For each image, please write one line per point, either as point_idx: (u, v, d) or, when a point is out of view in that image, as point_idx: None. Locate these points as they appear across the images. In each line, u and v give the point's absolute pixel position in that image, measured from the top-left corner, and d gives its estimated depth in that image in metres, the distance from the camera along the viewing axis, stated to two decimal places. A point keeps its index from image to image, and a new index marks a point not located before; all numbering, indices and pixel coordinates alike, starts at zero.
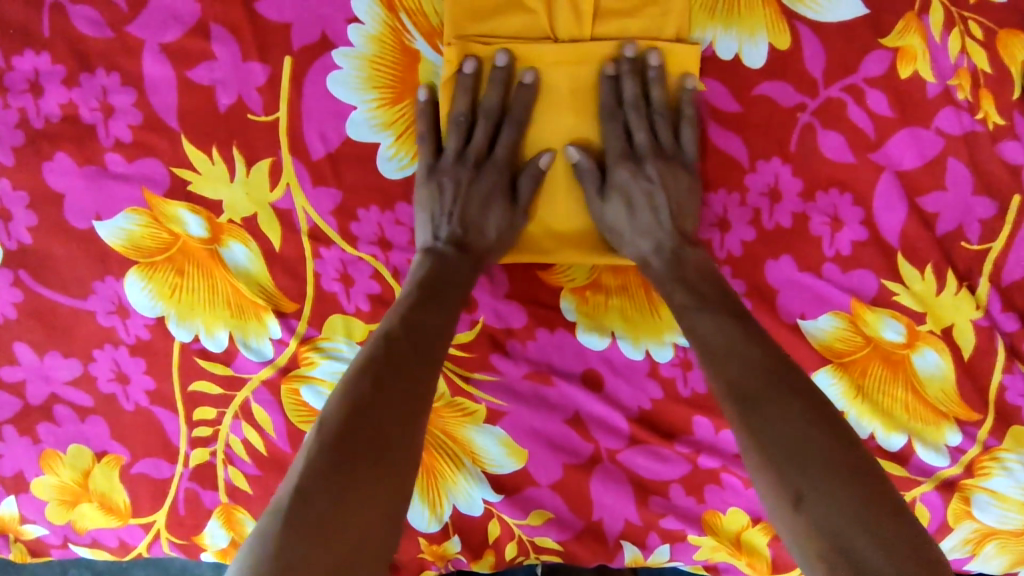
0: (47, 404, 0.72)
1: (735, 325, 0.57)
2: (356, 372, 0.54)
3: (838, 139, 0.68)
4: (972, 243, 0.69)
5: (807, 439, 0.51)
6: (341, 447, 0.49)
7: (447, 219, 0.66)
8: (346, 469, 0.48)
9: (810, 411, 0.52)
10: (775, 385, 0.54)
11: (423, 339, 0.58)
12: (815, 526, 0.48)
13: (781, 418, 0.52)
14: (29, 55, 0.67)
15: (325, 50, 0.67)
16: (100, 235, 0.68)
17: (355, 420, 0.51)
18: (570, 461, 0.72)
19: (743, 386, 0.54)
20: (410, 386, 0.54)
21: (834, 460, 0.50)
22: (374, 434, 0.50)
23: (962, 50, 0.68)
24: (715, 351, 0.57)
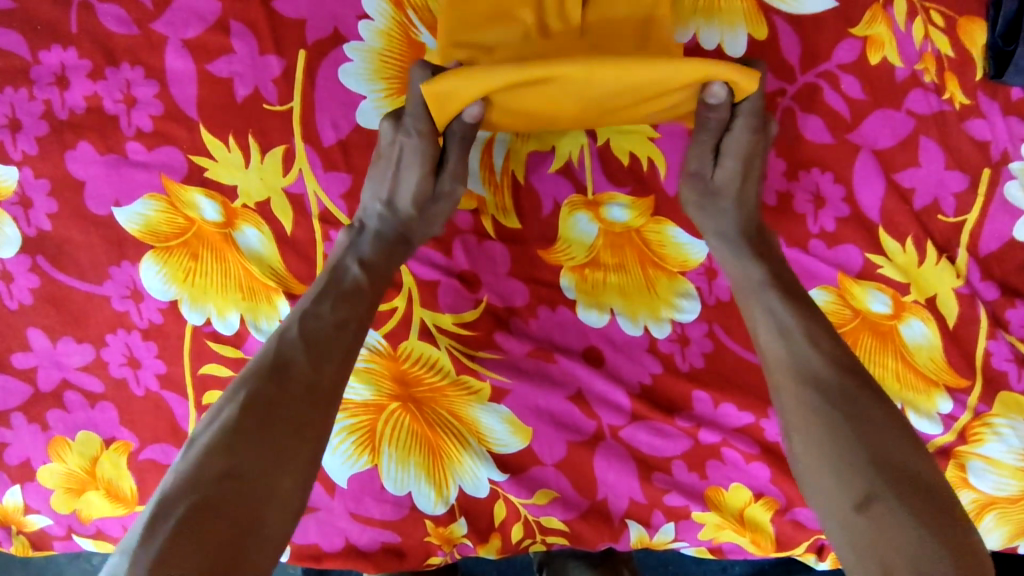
0: (58, 390, 0.73)
1: (826, 331, 0.60)
2: (243, 399, 0.55)
3: (817, 122, 0.73)
4: (948, 216, 0.73)
5: (882, 439, 0.54)
6: (222, 477, 0.50)
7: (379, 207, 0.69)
8: (222, 492, 0.49)
9: (897, 420, 0.55)
10: (862, 393, 0.56)
11: (319, 344, 0.59)
12: (881, 526, 0.50)
13: (867, 424, 0.55)
14: (56, 50, 0.71)
15: (337, 44, 0.71)
16: (119, 221, 0.71)
17: (234, 444, 0.52)
18: (574, 438, 0.74)
19: (825, 384, 0.57)
20: (301, 398, 0.56)
21: (907, 470, 0.52)
22: (258, 458, 0.52)
23: (925, 37, 0.75)
24: (796, 340, 0.60)
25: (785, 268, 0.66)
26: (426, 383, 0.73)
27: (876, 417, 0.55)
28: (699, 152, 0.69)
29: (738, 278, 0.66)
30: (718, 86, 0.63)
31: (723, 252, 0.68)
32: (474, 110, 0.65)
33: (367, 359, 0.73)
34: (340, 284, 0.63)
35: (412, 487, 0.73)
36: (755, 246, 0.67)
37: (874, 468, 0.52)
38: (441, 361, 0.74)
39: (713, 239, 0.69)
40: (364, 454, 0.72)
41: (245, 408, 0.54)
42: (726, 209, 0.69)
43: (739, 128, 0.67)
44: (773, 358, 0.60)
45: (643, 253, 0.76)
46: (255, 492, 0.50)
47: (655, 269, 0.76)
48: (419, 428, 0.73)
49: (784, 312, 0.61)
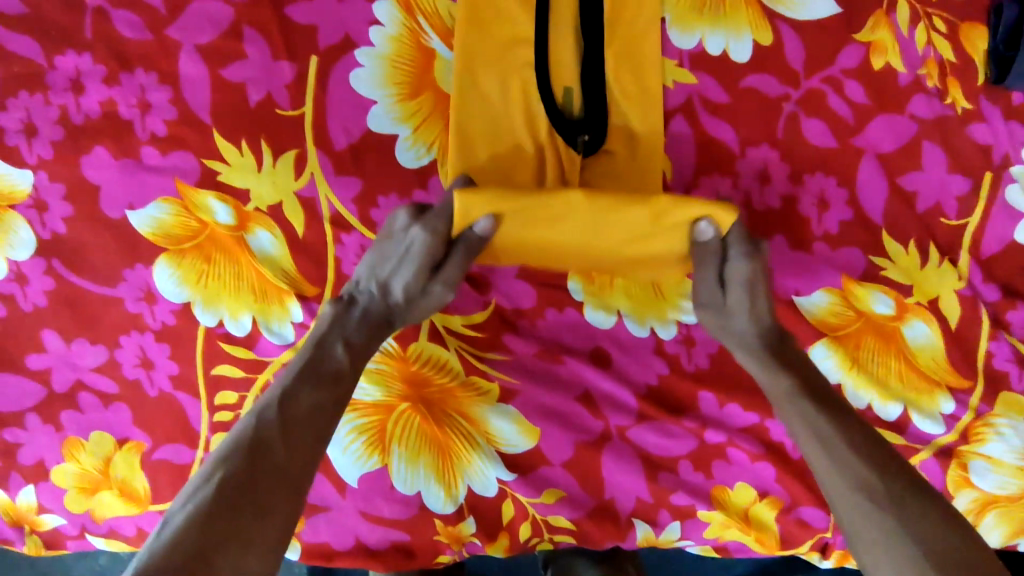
0: (72, 391, 0.74)
1: (863, 433, 0.60)
2: (223, 475, 0.52)
3: (821, 126, 0.74)
4: (951, 219, 0.74)
5: (926, 532, 0.54)
6: (198, 555, 0.48)
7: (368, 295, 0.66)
8: (195, 572, 0.47)
9: (942, 517, 0.55)
10: (909, 496, 0.56)
11: (297, 423, 0.57)
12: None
13: (916, 522, 0.55)
14: (71, 56, 0.72)
15: (349, 49, 0.72)
16: (133, 224, 0.72)
17: (215, 522, 0.49)
18: (582, 438, 0.75)
19: (872, 489, 0.57)
20: (276, 483, 0.53)
21: (951, 557, 0.52)
22: (227, 537, 0.49)
23: (928, 42, 0.76)
24: (837, 444, 0.60)
25: (817, 376, 0.66)
26: (435, 384, 0.74)
27: (926, 516, 0.55)
28: (705, 272, 0.67)
29: (769, 389, 0.65)
30: (708, 224, 0.62)
31: (753, 366, 0.67)
32: (485, 225, 0.62)
33: (377, 360, 0.74)
34: (324, 372, 0.61)
35: (422, 488, 0.74)
36: (777, 358, 0.66)
37: (929, 562, 0.52)
38: (451, 361, 0.75)
39: (739, 350, 0.68)
40: (375, 455, 0.73)
41: (228, 483, 0.52)
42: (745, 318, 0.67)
43: (736, 258, 0.65)
44: (815, 460, 0.61)
45: None
46: (226, 575, 0.48)
47: None
48: (428, 429, 0.73)
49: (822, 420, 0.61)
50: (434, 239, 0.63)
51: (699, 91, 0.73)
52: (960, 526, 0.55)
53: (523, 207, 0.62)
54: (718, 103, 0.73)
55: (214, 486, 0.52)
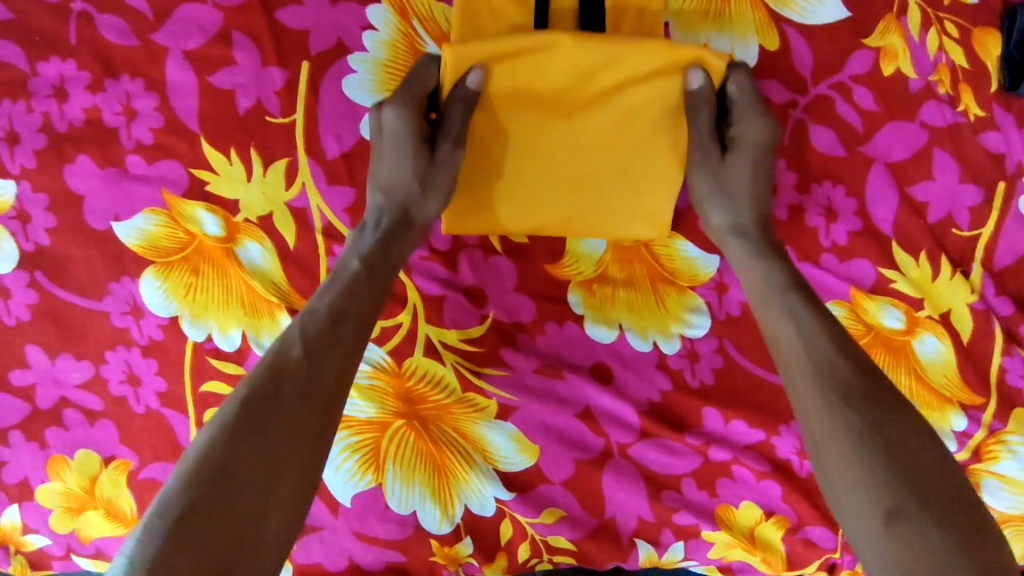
0: (57, 408, 0.71)
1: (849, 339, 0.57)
2: (244, 395, 0.52)
3: (829, 134, 0.71)
4: (963, 230, 0.72)
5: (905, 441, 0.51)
6: (225, 476, 0.47)
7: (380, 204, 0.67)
8: (223, 494, 0.46)
9: (924, 429, 0.52)
10: (888, 400, 0.53)
11: (321, 346, 0.56)
12: (910, 535, 0.47)
13: (895, 428, 0.51)
14: (55, 62, 0.70)
15: (341, 55, 0.70)
16: (118, 236, 0.70)
17: (239, 442, 0.49)
18: (582, 456, 0.72)
19: (850, 392, 0.54)
20: (301, 402, 0.53)
21: (929, 474, 0.49)
22: (253, 458, 0.49)
23: (940, 46, 0.73)
24: (819, 346, 0.57)
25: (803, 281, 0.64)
26: (431, 400, 0.72)
27: (904, 422, 0.52)
28: (709, 150, 0.68)
29: (756, 279, 0.64)
30: (701, 75, 0.64)
31: (740, 253, 0.67)
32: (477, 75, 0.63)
33: (371, 376, 0.72)
34: (345, 279, 0.61)
35: (417, 506, 0.72)
36: (767, 244, 0.66)
37: (898, 471, 0.49)
38: (447, 378, 0.72)
39: (732, 236, 0.68)
40: (369, 473, 0.71)
41: (249, 403, 0.51)
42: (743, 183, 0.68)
43: (750, 120, 0.68)
44: (792, 368, 0.57)
45: (652, 268, 0.74)
46: (257, 498, 0.48)
47: (664, 283, 0.74)
48: (424, 446, 0.71)
49: (807, 318, 0.59)
50: (409, 108, 0.66)
51: None
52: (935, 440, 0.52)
53: (513, 51, 0.63)
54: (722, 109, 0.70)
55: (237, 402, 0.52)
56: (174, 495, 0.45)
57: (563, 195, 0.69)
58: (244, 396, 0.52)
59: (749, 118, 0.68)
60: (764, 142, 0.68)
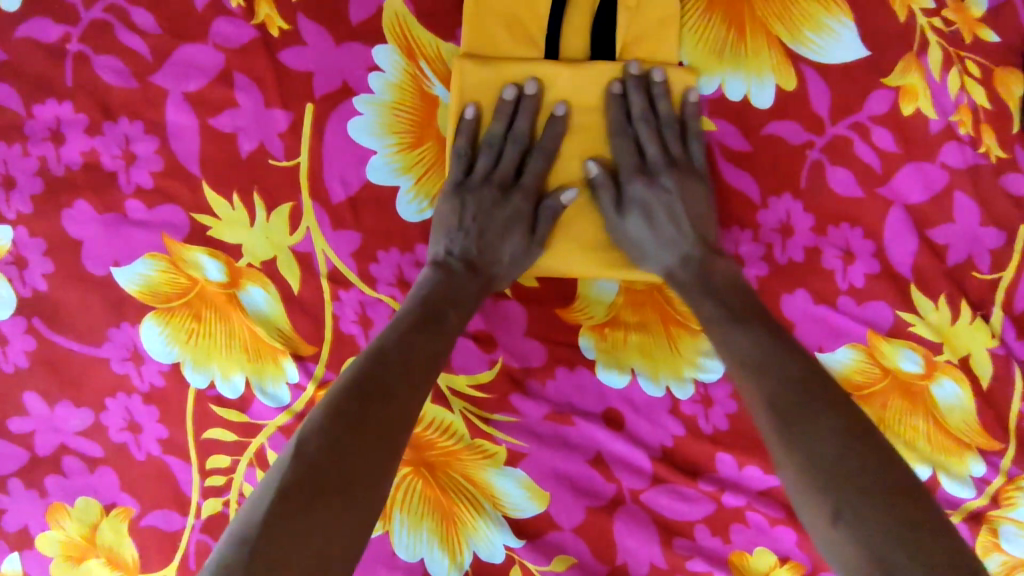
0: (56, 455, 0.70)
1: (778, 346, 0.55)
2: (338, 390, 0.51)
3: (847, 175, 0.70)
4: (983, 273, 0.70)
5: (836, 440, 0.49)
6: (342, 476, 0.47)
7: (463, 236, 0.65)
8: (331, 498, 0.46)
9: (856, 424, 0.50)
10: (811, 404, 0.52)
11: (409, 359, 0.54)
12: (855, 541, 0.46)
13: (823, 430, 0.50)
14: (51, 104, 0.68)
15: (346, 97, 0.68)
16: (118, 281, 0.68)
17: (347, 437, 0.48)
18: (593, 502, 0.71)
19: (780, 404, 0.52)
20: (393, 407, 0.51)
21: (865, 469, 0.48)
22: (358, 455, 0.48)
23: (961, 87, 0.70)
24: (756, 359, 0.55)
25: (748, 293, 0.61)
26: (439, 447, 0.71)
27: (837, 423, 0.50)
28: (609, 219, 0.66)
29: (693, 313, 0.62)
30: (595, 162, 0.67)
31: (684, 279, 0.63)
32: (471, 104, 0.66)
33: None
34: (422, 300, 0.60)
35: (424, 553, 0.70)
36: (704, 285, 0.62)
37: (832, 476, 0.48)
38: (455, 425, 0.71)
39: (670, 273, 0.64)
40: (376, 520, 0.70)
41: (345, 396, 0.50)
42: (671, 235, 0.65)
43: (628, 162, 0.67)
44: (742, 390, 0.55)
45: (665, 311, 0.73)
46: (363, 494, 0.47)
47: (677, 327, 0.73)
48: (431, 493, 0.70)
49: (742, 341, 0.57)
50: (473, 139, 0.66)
51: (717, 139, 0.70)
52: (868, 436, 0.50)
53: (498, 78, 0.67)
54: (737, 151, 0.70)
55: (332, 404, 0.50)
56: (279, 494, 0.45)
57: (581, 226, 0.68)
58: (336, 392, 0.51)
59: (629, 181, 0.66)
60: (640, 201, 0.66)
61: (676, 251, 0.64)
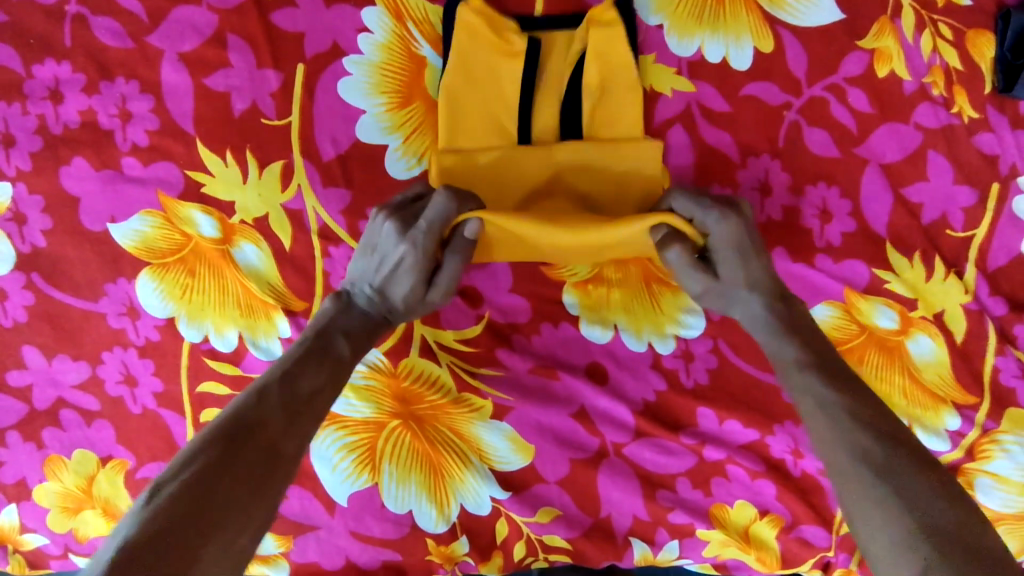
0: (54, 408, 0.72)
1: (867, 403, 0.54)
2: (209, 436, 0.48)
3: (824, 136, 0.71)
4: (957, 231, 0.72)
5: (923, 499, 0.47)
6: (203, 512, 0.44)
7: (349, 338, 0.60)
8: (202, 527, 0.43)
9: (941, 487, 0.48)
10: (896, 461, 0.50)
11: (301, 404, 0.54)
12: None
13: (909, 486, 0.48)
14: (50, 63, 0.70)
15: (337, 57, 0.69)
16: (114, 237, 0.70)
17: (225, 463, 0.47)
18: (577, 455, 0.73)
19: (870, 454, 0.50)
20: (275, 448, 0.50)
21: (948, 530, 0.45)
22: (224, 506, 0.45)
23: (934, 49, 0.72)
24: (840, 420, 0.53)
25: (828, 345, 0.60)
26: (426, 401, 0.72)
27: (928, 494, 0.47)
28: (693, 279, 0.63)
29: (773, 355, 0.59)
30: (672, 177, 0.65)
31: (761, 322, 0.61)
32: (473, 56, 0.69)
33: (367, 377, 0.72)
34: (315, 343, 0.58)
35: (413, 506, 0.72)
36: (791, 324, 0.60)
37: (925, 537, 0.45)
38: (442, 378, 0.73)
39: (752, 296, 0.62)
40: (365, 472, 0.72)
41: (218, 450, 0.48)
42: (759, 276, 0.62)
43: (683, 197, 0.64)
44: (819, 436, 0.54)
45: (648, 268, 0.74)
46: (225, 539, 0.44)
47: (658, 283, 0.74)
48: (419, 447, 0.72)
49: (820, 386, 0.55)
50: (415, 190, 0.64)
51: (698, 100, 0.71)
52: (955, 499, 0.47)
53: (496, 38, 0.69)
54: (717, 112, 0.71)
55: (215, 429, 0.49)
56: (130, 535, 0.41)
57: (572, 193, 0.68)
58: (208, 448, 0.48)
59: (712, 224, 0.61)
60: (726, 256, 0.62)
61: (784, 317, 0.61)
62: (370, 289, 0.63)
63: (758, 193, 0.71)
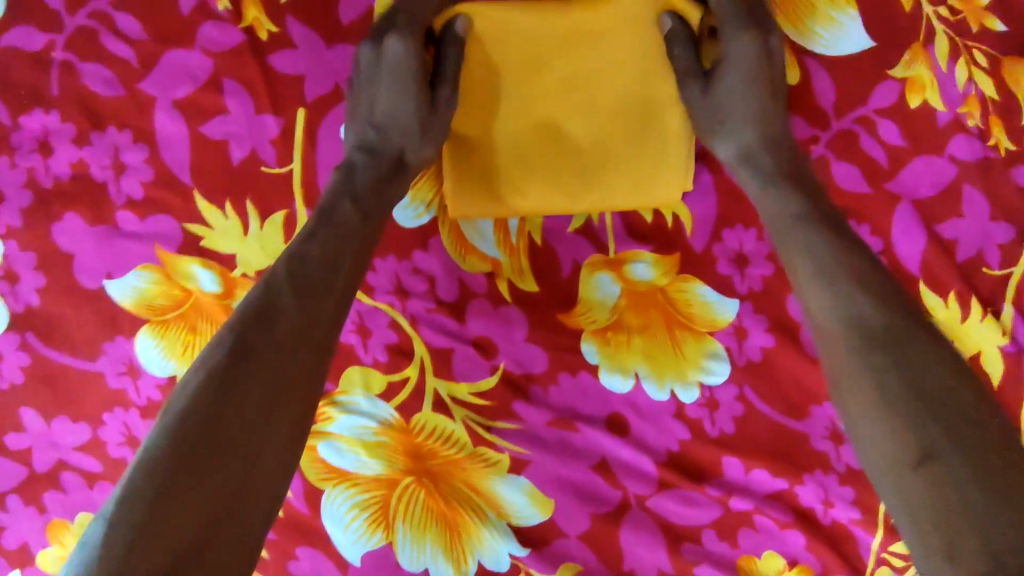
0: (55, 471, 0.69)
1: (865, 267, 0.53)
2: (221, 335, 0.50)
3: (851, 170, 0.67)
4: (993, 269, 0.67)
5: (922, 365, 0.48)
6: (204, 438, 0.45)
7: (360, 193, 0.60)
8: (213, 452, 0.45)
9: (949, 361, 0.48)
10: (898, 330, 0.49)
11: (310, 284, 0.53)
12: (932, 485, 0.44)
13: (908, 352, 0.48)
14: (38, 114, 0.66)
15: (337, 100, 0.66)
16: (112, 295, 0.67)
17: (229, 377, 0.47)
18: (599, 509, 0.70)
19: (870, 327, 0.50)
20: (291, 335, 0.51)
21: (942, 403, 0.46)
22: (236, 407, 0.47)
23: (969, 78, 0.68)
24: (836, 288, 0.52)
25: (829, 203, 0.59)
26: (441, 456, 0.69)
27: (921, 374, 0.47)
28: (687, 84, 0.66)
29: (771, 211, 0.59)
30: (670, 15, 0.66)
31: (751, 183, 0.62)
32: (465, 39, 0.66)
33: (378, 433, 0.69)
34: (331, 218, 0.57)
35: (428, 564, 0.69)
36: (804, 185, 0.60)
37: (931, 419, 0.45)
38: (456, 433, 0.69)
39: (742, 164, 0.63)
40: (378, 531, 0.69)
41: (206, 386, 0.47)
42: (754, 110, 0.64)
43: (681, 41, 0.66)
44: (811, 295, 0.54)
45: (670, 312, 0.70)
46: (241, 448, 0.46)
47: (681, 328, 0.70)
48: (435, 503, 0.69)
49: (821, 243, 0.55)
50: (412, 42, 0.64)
51: None
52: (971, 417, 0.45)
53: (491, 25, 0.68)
54: None
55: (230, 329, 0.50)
56: (127, 497, 0.41)
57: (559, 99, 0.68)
58: (201, 381, 0.47)
59: (727, 33, 0.64)
60: (740, 64, 0.64)
61: (789, 174, 0.60)
62: (391, 109, 0.64)
63: None
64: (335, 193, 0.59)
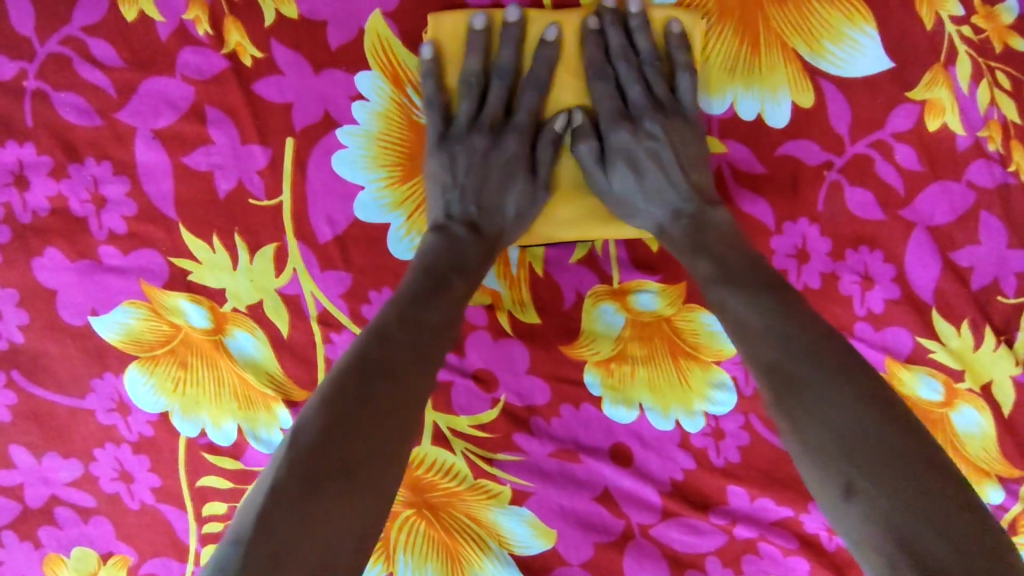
0: (48, 506, 0.67)
1: (766, 295, 0.52)
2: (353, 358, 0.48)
3: (865, 196, 0.65)
4: (1009, 297, 0.65)
5: (835, 387, 0.46)
6: (336, 433, 0.44)
7: (459, 194, 0.63)
8: (352, 472, 0.43)
9: (865, 395, 0.45)
10: (818, 349, 0.48)
11: (424, 304, 0.54)
12: (880, 527, 0.40)
13: (807, 366, 0.47)
14: (12, 146, 0.63)
15: (328, 130, 0.63)
16: (98, 331, 0.64)
17: (366, 388, 0.46)
18: (601, 538, 0.68)
19: (796, 343, 0.49)
20: (411, 353, 0.50)
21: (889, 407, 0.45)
22: (353, 433, 0.44)
23: (992, 101, 0.65)
24: (761, 305, 0.52)
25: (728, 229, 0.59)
26: (441, 488, 0.68)
27: (843, 384, 0.46)
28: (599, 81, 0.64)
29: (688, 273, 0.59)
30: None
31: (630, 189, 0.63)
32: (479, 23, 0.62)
33: None
34: (450, 235, 0.60)
35: None
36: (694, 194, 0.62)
37: (846, 455, 0.43)
38: (457, 466, 0.68)
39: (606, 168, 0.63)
40: (380, 562, 0.68)
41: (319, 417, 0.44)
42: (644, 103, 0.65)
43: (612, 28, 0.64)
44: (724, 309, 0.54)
45: (675, 343, 0.68)
46: (367, 461, 0.44)
47: (687, 358, 0.68)
48: (435, 535, 0.67)
49: (736, 301, 0.53)
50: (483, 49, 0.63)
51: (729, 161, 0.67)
52: (891, 412, 0.45)
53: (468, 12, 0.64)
54: (750, 175, 0.66)
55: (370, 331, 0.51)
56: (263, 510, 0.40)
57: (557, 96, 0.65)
58: (345, 369, 0.48)
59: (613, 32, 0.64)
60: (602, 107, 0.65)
61: (683, 166, 0.63)
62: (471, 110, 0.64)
63: (795, 260, 0.65)
64: (444, 206, 0.62)
